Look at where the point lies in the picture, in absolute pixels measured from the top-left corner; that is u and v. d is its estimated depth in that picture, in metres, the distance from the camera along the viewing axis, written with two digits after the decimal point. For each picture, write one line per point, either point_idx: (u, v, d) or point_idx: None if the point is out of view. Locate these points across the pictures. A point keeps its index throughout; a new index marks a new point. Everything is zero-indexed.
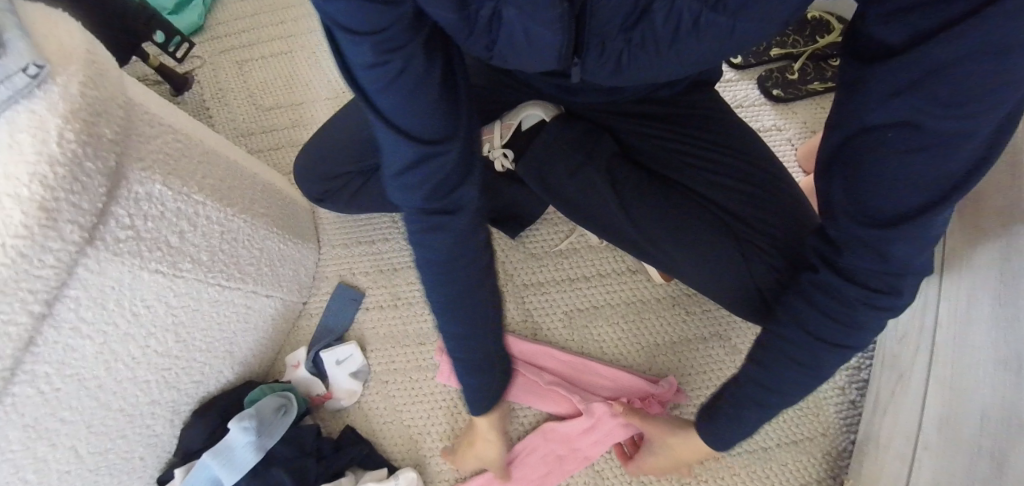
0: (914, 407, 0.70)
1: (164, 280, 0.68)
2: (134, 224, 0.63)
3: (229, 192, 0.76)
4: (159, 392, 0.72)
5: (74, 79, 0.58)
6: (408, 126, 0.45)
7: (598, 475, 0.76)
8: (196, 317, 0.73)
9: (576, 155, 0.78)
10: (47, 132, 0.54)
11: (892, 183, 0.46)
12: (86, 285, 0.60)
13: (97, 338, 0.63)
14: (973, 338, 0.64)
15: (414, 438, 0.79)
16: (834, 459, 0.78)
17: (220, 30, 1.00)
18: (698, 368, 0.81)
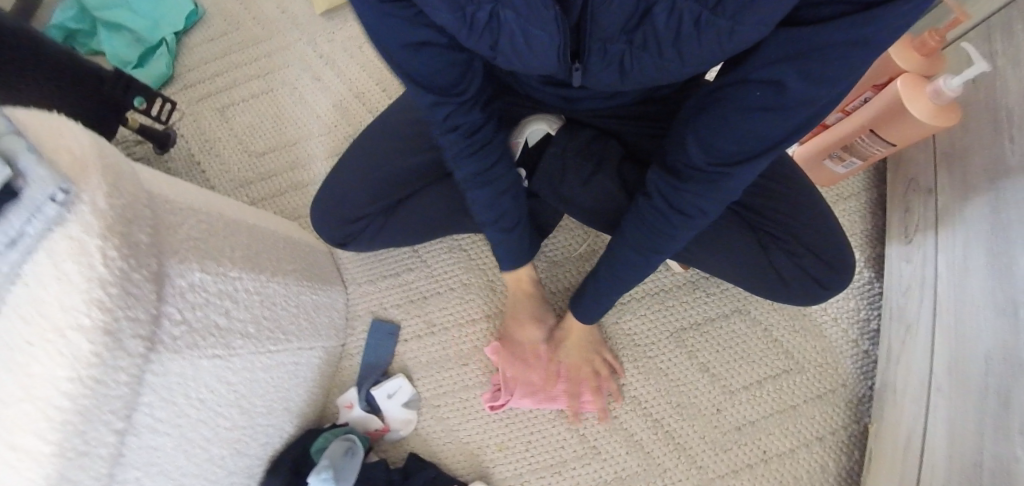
0: (920, 356, 0.76)
1: (221, 362, 0.69)
2: (185, 318, 0.63)
3: (257, 258, 0.76)
4: (233, 463, 0.74)
5: (97, 188, 0.54)
6: (434, 83, 0.64)
7: (650, 457, 0.81)
8: (253, 386, 0.75)
9: (585, 166, 0.82)
10: (88, 253, 0.52)
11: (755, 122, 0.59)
12: (156, 389, 0.60)
13: (174, 432, 0.64)
14: (972, 289, 0.71)
15: (474, 452, 0.84)
16: (855, 404, 0.81)
17: (190, 77, 0.96)
18: (725, 343, 0.85)
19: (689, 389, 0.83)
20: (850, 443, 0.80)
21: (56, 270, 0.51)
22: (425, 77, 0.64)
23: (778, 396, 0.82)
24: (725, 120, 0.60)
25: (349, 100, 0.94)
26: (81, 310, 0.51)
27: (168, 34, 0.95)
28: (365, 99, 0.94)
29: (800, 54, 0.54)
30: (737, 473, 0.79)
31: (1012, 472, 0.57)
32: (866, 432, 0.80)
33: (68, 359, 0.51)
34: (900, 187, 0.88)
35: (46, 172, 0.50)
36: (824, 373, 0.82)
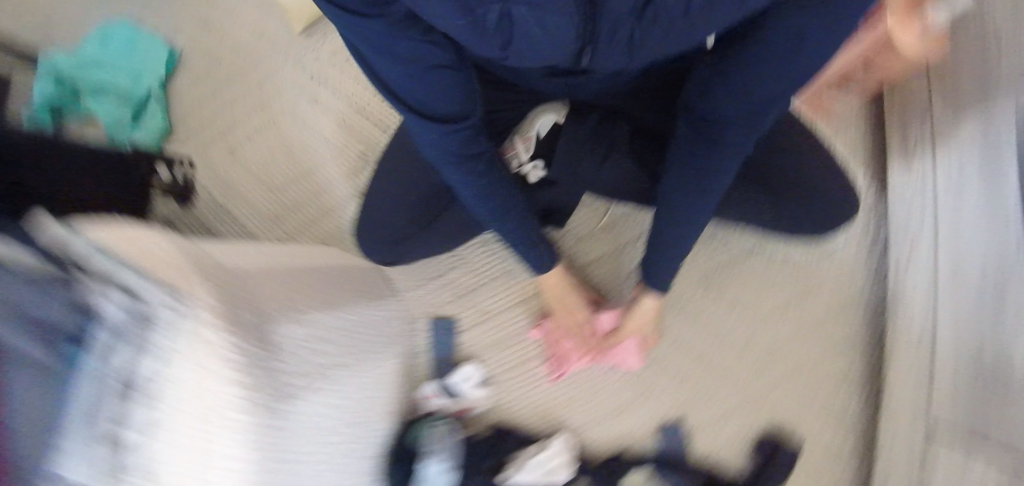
0: (926, 260, 0.87)
1: (338, 392, 0.72)
2: (298, 370, 0.64)
3: (334, 294, 0.80)
4: (359, 471, 0.79)
5: (199, 289, 0.48)
6: (444, 109, 0.65)
7: (700, 388, 0.93)
8: (365, 400, 0.80)
9: (597, 149, 0.87)
10: (222, 349, 0.47)
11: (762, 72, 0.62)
12: (295, 429, 0.61)
13: (313, 461, 0.66)
14: (968, 202, 0.82)
15: (547, 413, 0.95)
16: (873, 311, 0.92)
17: (187, 127, 0.99)
18: (750, 279, 0.95)
19: (724, 326, 0.94)
20: (871, 345, 0.91)
21: (194, 370, 0.47)
22: (431, 105, 0.65)
23: (804, 317, 0.93)
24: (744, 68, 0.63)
25: (351, 117, 0.97)
26: (236, 401, 0.48)
27: (153, 84, 0.97)
28: (367, 112, 0.97)
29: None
30: (774, 389, 0.91)
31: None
32: (884, 335, 0.91)
33: (238, 457, 0.48)
34: (891, 115, 0.95)
35: (148, 282, 0.46)
36: (842, 289, 0.93)
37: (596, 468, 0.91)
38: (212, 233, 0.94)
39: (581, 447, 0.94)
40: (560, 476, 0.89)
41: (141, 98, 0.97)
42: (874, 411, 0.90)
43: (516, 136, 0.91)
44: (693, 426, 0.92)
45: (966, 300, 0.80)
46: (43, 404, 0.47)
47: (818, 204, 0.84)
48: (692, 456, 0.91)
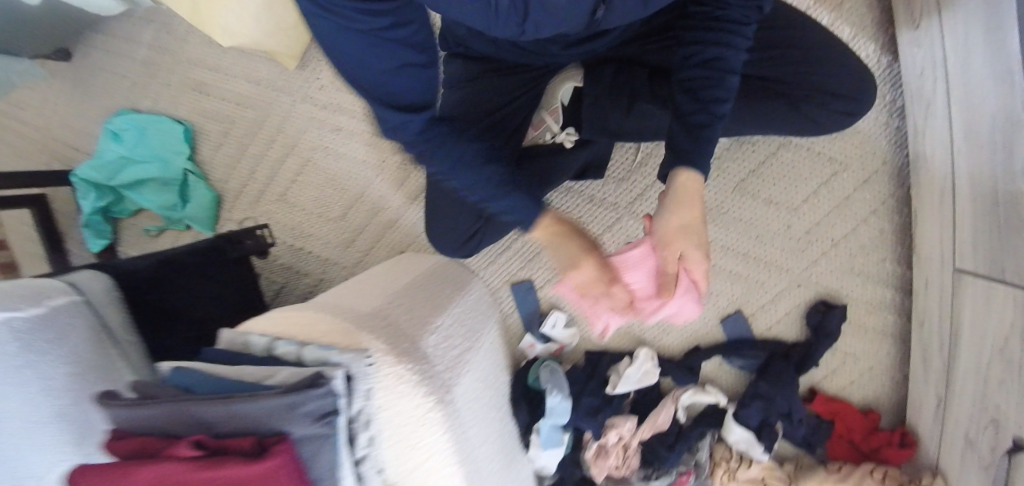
0: (941, 120, 0.92)
1: (477, 366, 0.92)
2: (449, 360, 0.82)
3: (444, 292, 0.96)
4: (501, 413, 1.02)
5: (372, 340, 0.71)
6: (403, 97, 0.65)
7: (754, 278, 1.07)
8: (490, 363, 0.99)
9: (622, 103, 0.90)
10: (405, 375, 0.71)
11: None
12: (465, 399, 0.83)
13: (478, 415, 0.88)
14: (974, 59, 0.84)
15: (628, 331, 1.13)
16: (896, 173, 1.02)
17: (232, 187, 1.14)
18: (782, 174, 1.04)
19: (766, 221, 1.05)
20: (896, 203, 1.03)
21: (394, 395, 0.70)
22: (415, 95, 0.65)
23: (834, 195, 1.04)
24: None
25: (376, 133, 1.09)
26: (424, 403, 0.71)
27: (184, 163, 1.12)
28: (390, 125, 1.08)
29: None
30: (817, 263, 1.06)
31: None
32: (909, 191, 1.02)
33: (437, 435, 0.72)
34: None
35: (346, 353, 0.68)
36: (864, 161, 1.02)
37: (680, 363, 1.10)
38: (298, 273, 1.13)
39: (662, 349, 1.12)
40: (652, 377, 1.08)
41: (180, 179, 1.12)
42: (904, 258, 1.04)
43: (542, 111, 0.98)
44: (750, 309, 1.08)
45: (982, 154, 0.87)
46: (322, 459, 0.63)
47: (838, 104, 0.89)
48: (754, 332, 1.09)
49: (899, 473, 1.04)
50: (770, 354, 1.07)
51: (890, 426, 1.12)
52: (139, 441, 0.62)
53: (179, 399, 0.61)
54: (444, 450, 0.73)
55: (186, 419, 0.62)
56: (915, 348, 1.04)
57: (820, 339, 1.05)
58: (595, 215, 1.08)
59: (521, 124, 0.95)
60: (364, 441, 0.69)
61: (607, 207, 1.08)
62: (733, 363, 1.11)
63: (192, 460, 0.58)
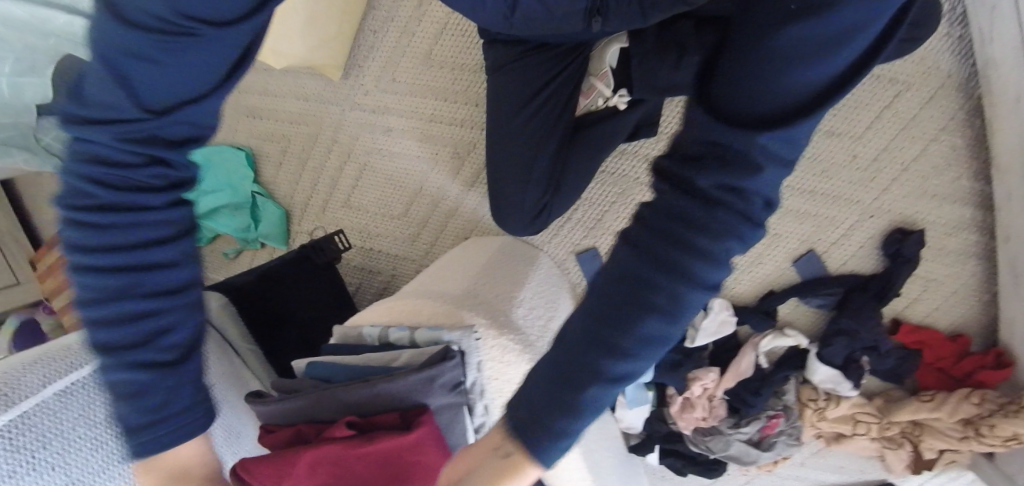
0: (1008, 26, 0.87)
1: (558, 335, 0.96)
2: (537, 325, 0.91)
3: (519, 269, 0.98)
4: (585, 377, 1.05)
5: (474, 316, 0.83)
6: (145, 99, 0.42)
7: (823, 216, 1.06)
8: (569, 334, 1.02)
9: (670, 56, 0.88)
10: (508, 346, 0.82)
11: (775, 80, 0.45)
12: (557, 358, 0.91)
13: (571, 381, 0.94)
14: None
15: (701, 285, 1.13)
16: (964, 88, 0.97)
17: (298, 200, 1.20)
18: (840, 110, 1.02)
19: (831, 155, 1.04)
20: (969, 117, 0.99)
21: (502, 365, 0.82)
22: (163, 101, 0.43)
23: (899, 120, 1.01)
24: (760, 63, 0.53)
25: (427, 127, 1.11)
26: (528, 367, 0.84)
27: (252, 188, 1.19)
28: (437, 118, 1.10)
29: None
30: (887, 190, 1.04)
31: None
32: (981, 102, 0.97)
33: None
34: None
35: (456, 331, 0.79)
36: (928, 80, 0.98)
37: (754, 308, 1.11)
38: (371, 272, 1.20)
39: (736, 297, 1.13)
40: (729, 326, 1.09)
41: (251, 200, 1.20)
42: (982, 172, 1.00)
43: (589, 78, 0.96)
44: (822, 247, 1.07)
45: None
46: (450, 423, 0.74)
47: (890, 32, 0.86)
48: (828, 269, 1.09)
49: (997, 395, 1.02)
50: (848, 289, 1.06)
51: (982, 348, 1.09)
52: (287, 433, 0.71)
53: (325, 389, 0.72)
54: None
55: (334, 407, 0.72)
56: (1004, 265, 1.01)
57: (900, 267, 1.03)
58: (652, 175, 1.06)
59: (569, 96, 0.96)
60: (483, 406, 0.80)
61: None
62: (811, 303, 1.10)
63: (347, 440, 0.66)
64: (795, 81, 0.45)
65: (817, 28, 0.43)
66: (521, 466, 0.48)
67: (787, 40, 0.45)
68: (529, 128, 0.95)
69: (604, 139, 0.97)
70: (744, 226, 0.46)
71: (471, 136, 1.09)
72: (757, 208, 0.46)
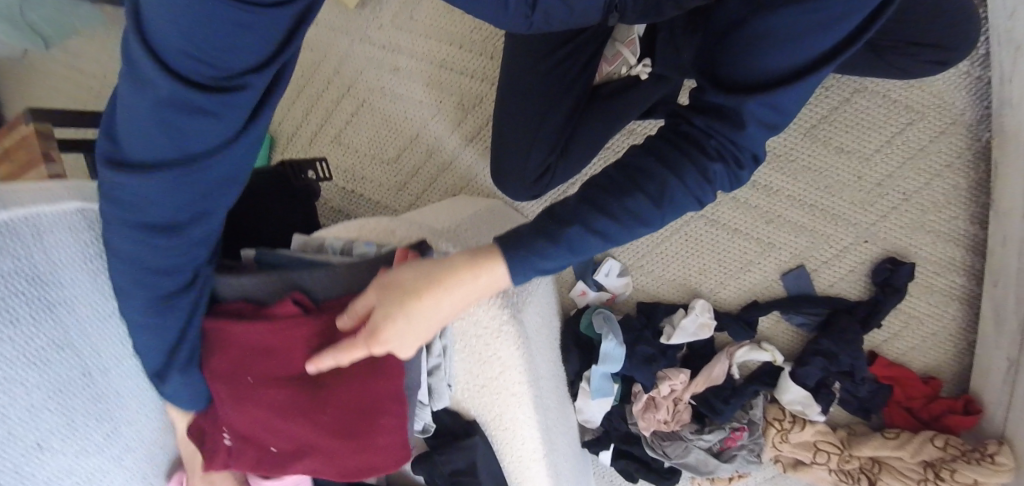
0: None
1: (535, 299, 0.90)
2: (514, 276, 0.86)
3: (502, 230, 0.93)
4: (554, 355, 1.00)
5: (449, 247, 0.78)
6: (196, 145, 0.47)
7: (819, 230, 1.04)
8: (544, 305, 0.97)
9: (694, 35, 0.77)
10: None
11: (775, 46, 0.50)
12: (530, 311, 0.86)
13: (540, 345, 0.90)
14: None
15: (687, 284, 1.09)
16: (975, 128, 0.97)
17: (287, 128, 1.14)
18: (850, 125, 1.01)
19: (835, 171, 1.02)
20: (978, 156, 0.98)
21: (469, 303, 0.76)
22: (201, 145, 0.47)
23: (909, 147, 0.99)
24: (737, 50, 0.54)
25: (436, 73, 1.07)
26: (499, 315, 0.75)
27: None
28: (449, 65, 1.06)
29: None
30: (887, 216, 1.02)
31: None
32: (990, 145, 0.97)
33: (507, 345, 0.76)
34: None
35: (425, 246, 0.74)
36: (941, 111, 0.98)
37: (736, 317, 1.08)
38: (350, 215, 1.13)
39: (717, 302, 1.09)
40: (709, 330, 1.06)
41: None
42: (980, 215, 1.00)
43: (615, 44, 0.91)
44: (812, 265, 1.05)
45: None
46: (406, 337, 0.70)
47: (926, 54, 0.84)
48: (816, 289, 1.06)
49: (961, 442, 1.01)
50: (832, 312, 1.05)
51: (952, 394, 1.08)
52: (225, 307, 0.68)
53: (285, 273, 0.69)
54: (517, 366, 0.77)
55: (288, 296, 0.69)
56: (987, 310, 1.00)
57: (887, 296, 1.01)
58: None
59: (588, 59, 0.92)
60: (442, 347, 0.75)
61: None
62: (792, 319, 1.07)
63: (294, 316, 0.64)
64: (775, 64, 0.50)
65: (813, 12, 0.49)
66: (496, 257, 0.55)
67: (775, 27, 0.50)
68: (539, 86, 0.91)
69: (617, 116, 0.95)
70: (733, 163, 0.55)
71: (480, 90, 1.05)
72: (745, 159, 0.55)
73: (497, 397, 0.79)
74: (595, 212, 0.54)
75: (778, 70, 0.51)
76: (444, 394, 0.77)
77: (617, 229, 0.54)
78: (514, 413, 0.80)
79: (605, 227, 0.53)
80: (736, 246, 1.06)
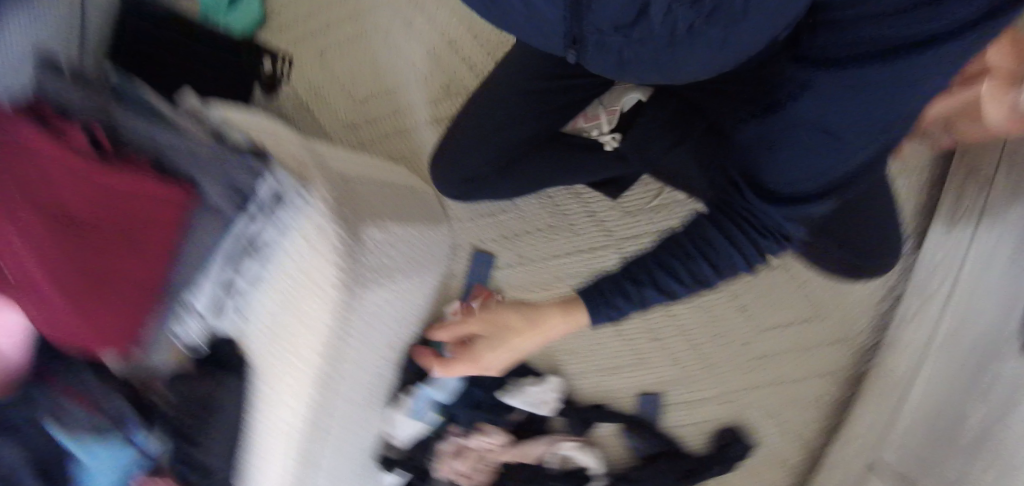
0: (926, 322, 0.94)
1: (389, 293, 0.87)
2: (375, 267, 0.80)
3: (406, 213, 0.92)
4: (391, 355, 0.97)
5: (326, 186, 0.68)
6: None
7: (681, 367, 1.06)
8: (408, 304, 0.96)
9: (668, 139, 0.87)
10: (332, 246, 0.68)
11: (788, 164, 0.61)
12: (368, 304, 0.80)
13: (367, 343, 0.85)
14: (988, 280, 0.87)
15: (550, 354, 1.09)
16: (859, 354, 1.03)
17: (283, 17, 1.09)
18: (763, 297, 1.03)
19: (732, 326, 1.04)
20: (848, 379, 1.03)
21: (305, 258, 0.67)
22: None
23: (802, 340, 1.03)
24: (769, 158, 0.62)
25: (442, 47, 1.05)
26: (324, 294, 0.66)
27: None
28: (457, 46, 1.04)
29: (829, 126, 0.57)
30: (753, 390, 1.04)
31: (964, 422, 0.84)
32: (862, 376, 1.02)
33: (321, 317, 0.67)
34: (896, 179, 1.01)
35: (258, 167, 0.60)
36: (843, 326, 1.02)
37: (580, 411, 1.07)
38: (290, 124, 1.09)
39: (572, 388, 1.08)
40: (548, 408, 1.04)
41: None
42: (824, 430, 1.05)
43: (601, 106, 0.95)
44: (669, 399, 1.06)
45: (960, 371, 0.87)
46: (201, 243, 0.61)
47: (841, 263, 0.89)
48: (661, 422, 1.07)
49: None
50: (665, 450, 1.05)
51: None
52: (32, 107, 0.58)
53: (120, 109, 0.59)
54: (312, 343, 0.68)
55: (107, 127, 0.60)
56: None
57: (715, 463, 1.03)
58: (585, 229, 1.05)
59: (571, 104, 0.93)
60: (254, 272, 0.65)
61: (597, 228, 1.04)
62: (628, 441, 1.08)
63: (88, 153, 0.54)
64: (798, 181, 0.61)
65: (834, 150, 0.58)
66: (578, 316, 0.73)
67: (798, 154, 0.60)
68: (511, 100, 0.90)
69: (569, 168, 0.96)
70: (781, 238, 0.64)
71: (470, 82, 1.04)
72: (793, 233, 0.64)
73: (275, 366, 0.70)
74: (664, 271, 0.68)
75: (807, 185, 0.60)
76: (222, 325, 0.68)
77: (679, 285, 0.68)
78: (279, 387, 0.71)
79: (667, 285, 0.68)
80: (605, 347, 1.07)
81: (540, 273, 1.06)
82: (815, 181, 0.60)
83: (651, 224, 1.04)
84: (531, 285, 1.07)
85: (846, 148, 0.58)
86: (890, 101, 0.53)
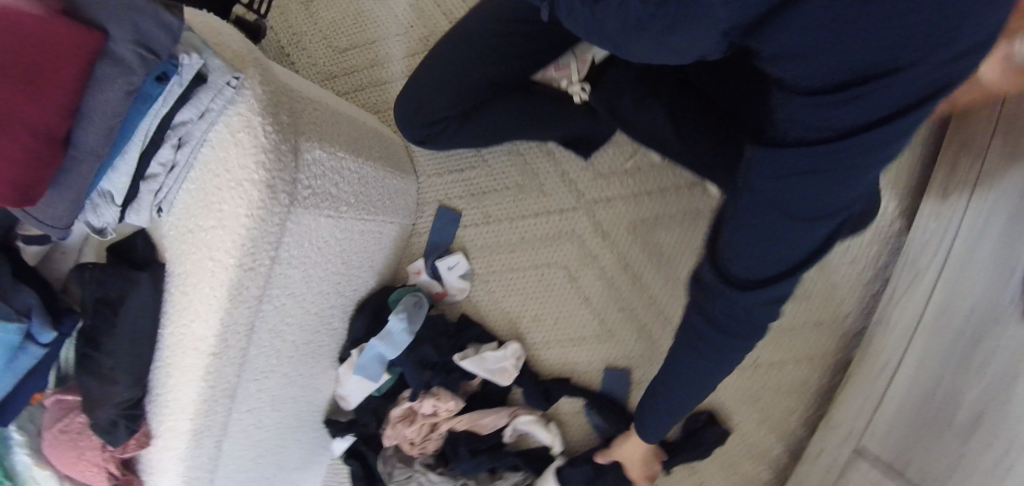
0: (915, 301, 0.86)
1: (332, 221, 0.85)
2: (314, 187, 0.79)
3: (356, 145, 0.89)
4: (335, 297, 0.95)
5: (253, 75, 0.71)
6: None
7: (645, 332, 0.98)
8: (355, 243, 0.93)
9: (640, 89, 0.83)
10: (255, 127, 0.69)
11: (750, 256, 0.50)
12: (300, 220, 0.78)
13: (302, 267, 0.84)
14: (985, 252, 0.78)
15: (512, 319, 1.03)
16: (845, 336, 0.94)
17: None
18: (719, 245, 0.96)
19: None
20: (833, 365, 0.94)
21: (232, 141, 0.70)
22: None
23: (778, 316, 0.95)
24: (733, 237, 0.51)
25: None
26: (250, 171, 0.69)
27: None
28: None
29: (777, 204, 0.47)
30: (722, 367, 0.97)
31: (960, 402, 0.75)
32: (851, 359, 0.93)
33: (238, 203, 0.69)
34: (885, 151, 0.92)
35: (178, 44, 0.64)
36: (826, 305, 0.94)
37: (541, 383, 1.00)
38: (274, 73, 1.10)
39: (532, 358, 1.02)
40: (508, 377, 0.97)
41: None
42: (810, 422, 0.96)
43: (572, 55, 0.91)
44: (636, 375, 0.99)
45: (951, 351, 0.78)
46: (102, 100, 0.60)
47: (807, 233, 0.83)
48: (630, 402, 0.99)
49: None
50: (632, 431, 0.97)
51: None
52: None
53: None
54: (233, 230, 0.70)
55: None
56: None
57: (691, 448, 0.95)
58: (554, 191, 1.01)
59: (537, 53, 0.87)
60: (173, 160, 0.69)
61: (568, 189, 1.00)
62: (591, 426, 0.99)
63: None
64: (764, 271, 0.50)
65: (792, 230, 0.48)
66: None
67: (758, 246, 0.50)
68: (476, 46, 0.86)
69: (532, 122, 0.94)
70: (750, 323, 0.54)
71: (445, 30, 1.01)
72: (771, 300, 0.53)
73: (200, 260, 0.72)
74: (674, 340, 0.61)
75: (770, 271, 0.50)
76: (139, 213, 0.71)
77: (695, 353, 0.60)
78: (202, 283, 0.72)
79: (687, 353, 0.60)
80: (567, 312, 1.00)
81: (504, 234, 1.02)
82: (772, 271, 0.50)
83: (625, 180, 0.98)
84: (492, 243, 1.03)
85: (799, 232, 0.48)
86: (835, 172, 0.44)
